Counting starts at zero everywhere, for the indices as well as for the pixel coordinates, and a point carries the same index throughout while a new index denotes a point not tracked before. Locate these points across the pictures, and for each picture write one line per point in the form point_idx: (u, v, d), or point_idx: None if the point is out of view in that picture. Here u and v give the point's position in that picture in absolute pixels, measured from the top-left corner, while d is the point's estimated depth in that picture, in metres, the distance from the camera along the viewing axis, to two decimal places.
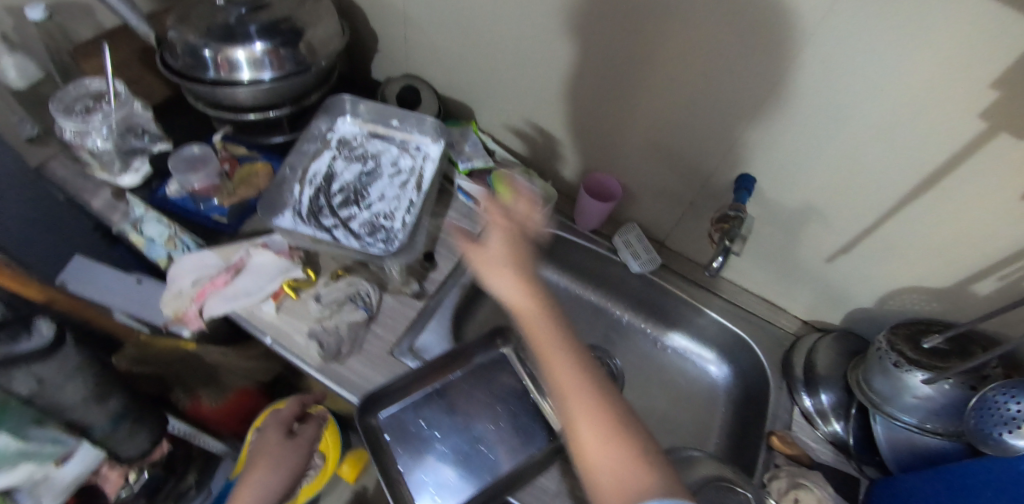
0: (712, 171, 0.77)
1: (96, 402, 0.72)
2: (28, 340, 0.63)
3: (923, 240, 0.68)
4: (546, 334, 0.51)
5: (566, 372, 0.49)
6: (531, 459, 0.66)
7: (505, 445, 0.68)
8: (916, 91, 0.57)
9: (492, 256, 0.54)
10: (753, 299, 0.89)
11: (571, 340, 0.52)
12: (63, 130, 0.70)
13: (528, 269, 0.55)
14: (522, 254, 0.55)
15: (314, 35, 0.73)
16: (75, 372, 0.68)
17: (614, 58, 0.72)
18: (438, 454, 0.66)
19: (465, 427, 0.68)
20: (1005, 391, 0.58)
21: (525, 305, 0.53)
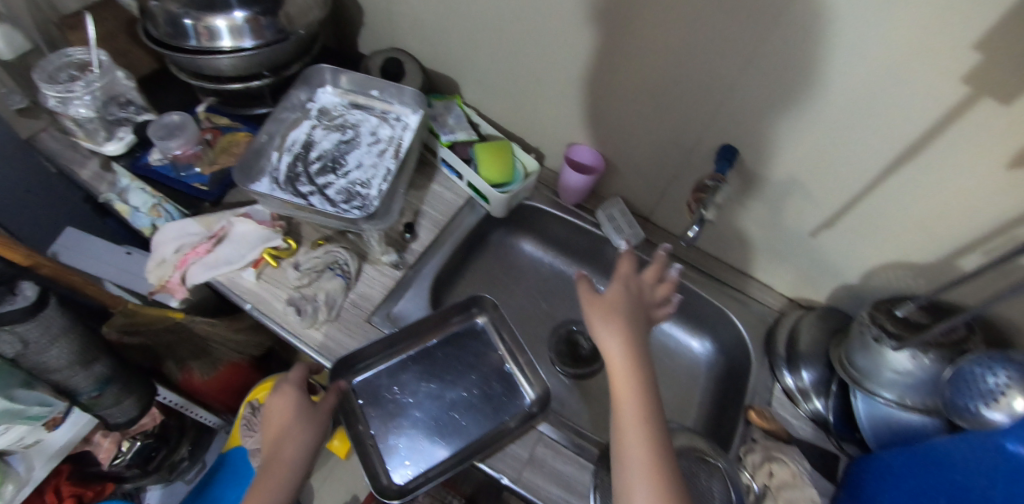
0: (694, 144, 0.76)
1: (83, 366, 0.74)
2: (12, 300, 0.65)
3: (906, 213, 0.67)
4: (635, 406, 0.50)
5: (637, 448, 0.48)
6: (502, 427, 0.69)
7: (477, 411, 0.69)
8: (900, 55, 0.55)
9: (601, 308, 0.55)
10: (737, 275, 0.88)
11: (655, 421, 0.49)
12: (46, 98, 0.72)
13: (638, 331, 0.55)
14: (628, 314, 0.55)
15: (293, 5, 0.73)
16: (60, 335, 0.69)
17: (594, 28, 0.71)
18: (410, 419, 0.68)
19: (438, 392, 0.70)
20: (981, 364, 0.57)
21: (621, 364, 0.52)
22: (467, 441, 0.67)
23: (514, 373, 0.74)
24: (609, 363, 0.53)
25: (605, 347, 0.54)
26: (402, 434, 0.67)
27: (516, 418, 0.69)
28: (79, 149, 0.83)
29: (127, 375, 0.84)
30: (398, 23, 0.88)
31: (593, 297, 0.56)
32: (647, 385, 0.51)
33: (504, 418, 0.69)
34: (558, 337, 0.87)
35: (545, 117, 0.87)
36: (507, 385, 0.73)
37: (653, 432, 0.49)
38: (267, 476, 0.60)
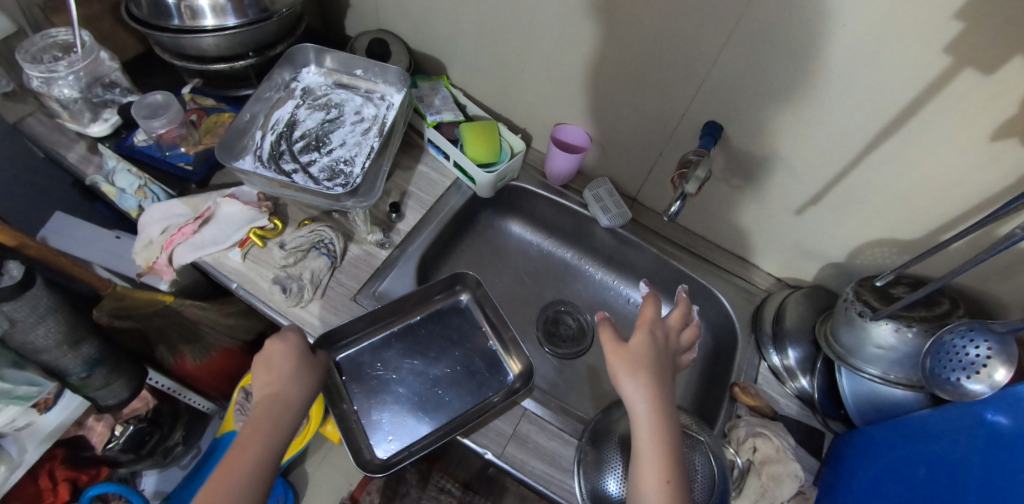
0: (679, 122, 0.76)
1: (71, 347, 0.75)
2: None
3: (891, 189, 0.67)
4: (660, 471, 0.51)
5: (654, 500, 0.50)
6: (484, 402, 0.70)
7: (460, 387, 0.70)
8: (883, 25, 0.54)
9: (627, 361, 0.55)
10: (725, 256, 0.88)
11: (678, 483, 0.50)
12: (30, 78, 0.73)
13: (662, 382, 0.55)
14: (654, 367, 0.56)
15: None
16: (47, 314, 0.70)
17: (575, 6, 0.70)
18: (394, 395, 0.69)
19: (419, 369, 0.71)
20: (963, 335, 0.56)
21: (647, 421, 0.53)
22: (449, 417, 0.68)
23: (497, 349, 0.75)
24: (633, 415, 0.54)
25: (630, 400, 0.54)
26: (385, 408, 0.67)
27: (498, 395, 0.70)
28: (67, 134, 0.83)
29: (115, 357, 0.84)
30: (383, 4, 0.88)
31: (618, 350, 0.56)
32: (673, 445, 0.52)
33: (487, 394, 0.71)
34: (546, 319, 0.88)
35: (531, 97, 0.86)
36: (490, 361, 0.74)
37: (672, 486, 0.50)
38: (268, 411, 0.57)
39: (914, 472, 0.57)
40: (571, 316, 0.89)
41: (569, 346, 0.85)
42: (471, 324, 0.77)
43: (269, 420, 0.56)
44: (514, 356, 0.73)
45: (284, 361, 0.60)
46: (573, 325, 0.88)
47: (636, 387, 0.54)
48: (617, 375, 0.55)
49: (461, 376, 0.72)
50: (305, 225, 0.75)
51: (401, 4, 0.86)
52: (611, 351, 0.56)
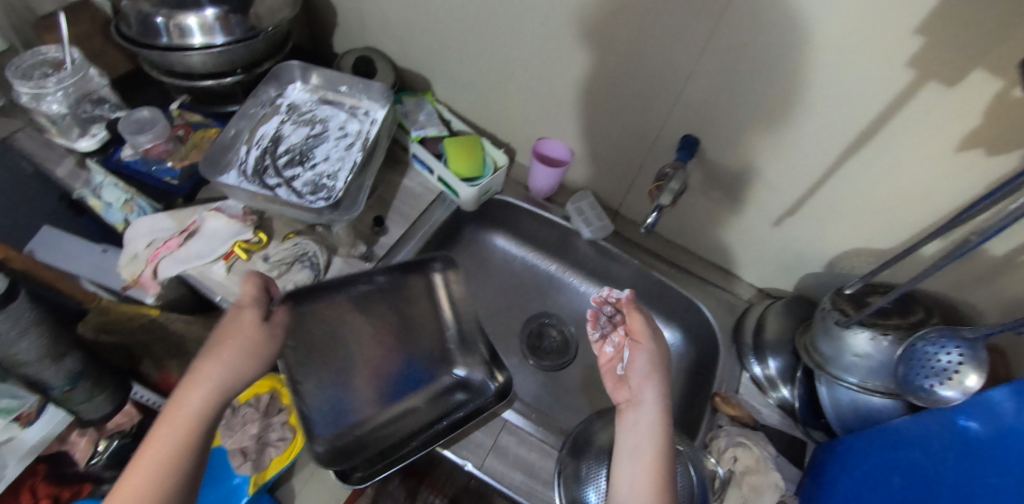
0: (657, 136, 0.77)
1: (54, 361, 0.75)
2: None
3: (863, 199, 0.68)
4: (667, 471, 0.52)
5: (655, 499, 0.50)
6: (406, 406, 0.76)
7: (411, 377, 0.78)
8: (846, 41, 0.56)
9: (658, 369, 0.59)
10: (706, 267, 0.89)
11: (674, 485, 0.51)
12: (20, 95, 0.75)
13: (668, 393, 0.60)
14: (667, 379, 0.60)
15: (261, 6, 0.76)
16: (31, 327, 0.70)
17: (553, 23, 0.72)
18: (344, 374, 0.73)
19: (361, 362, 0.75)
20: (935, 342, 0.56)
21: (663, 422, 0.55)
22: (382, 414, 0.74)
23: None
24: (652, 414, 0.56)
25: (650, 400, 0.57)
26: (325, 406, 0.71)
27: (426, 396, 0.77)
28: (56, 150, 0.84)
29: (98, 371, 0.83)
30: (370, 22, 0.90)
31: (646, 352, 0.60)
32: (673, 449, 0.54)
33: (408, 397, 0.77)
34: (530, 331, 0.88)
35: (514, 113, 0.88)
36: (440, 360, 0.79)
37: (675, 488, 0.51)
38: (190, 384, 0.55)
39: (888, 480, 0.58)
40: (555, 328, 0.89)
41: (553, 358, 0.86)
42: (427, 316, 0.79)
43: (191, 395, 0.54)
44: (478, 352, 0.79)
45: (227, 336, 0.57)
46: (557, 337, 0.88)
47: (655, 387, 0.58)
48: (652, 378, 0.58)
49: (400, 374, 0.77)
50: (289, 238, 0.76)
51: (387, 23, 0.89)
52: (641, 353, 0.59)
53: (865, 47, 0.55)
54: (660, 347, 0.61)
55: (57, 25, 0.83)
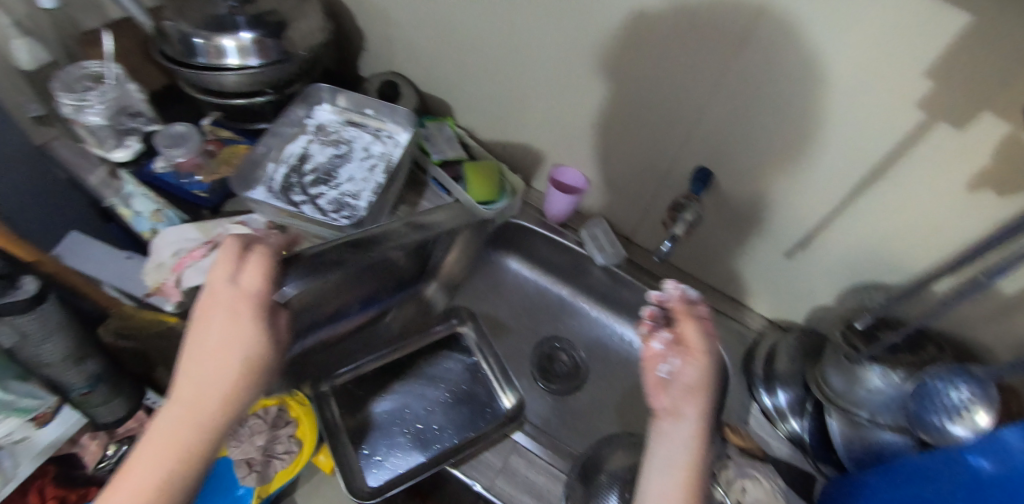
0: (672, 165, 0.79)
1: (74, 364, 0.76)
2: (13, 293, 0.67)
3: (874, 234, 0.69)
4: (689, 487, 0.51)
5: None
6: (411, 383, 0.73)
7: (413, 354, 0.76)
8: (856, 80, 0.58)
9: (703, 387, 0.58)
10: (716, 297, 0.90)
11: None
12: (62, 106, 0.78)
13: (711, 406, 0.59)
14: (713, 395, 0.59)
15: (295, 31, 0.80)
16: (57, 329, 0.72)
17: (572, 53, 0.75)
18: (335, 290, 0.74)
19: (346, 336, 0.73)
20: (947, 380, 0.57)
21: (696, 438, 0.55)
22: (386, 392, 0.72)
23: (490, 370, 0.76)
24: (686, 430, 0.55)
25: (684, 418, 0.56)
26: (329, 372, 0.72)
27: (406, 350, 0.76)
28: (91, 159, 0.88)
29: (116, 376, 0.85)
30: (397, 48, 0.94)
31: (694, 367, 0.59)
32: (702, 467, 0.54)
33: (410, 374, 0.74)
34: (540, 355, 0.89)
35: (532, 138, 0.91)
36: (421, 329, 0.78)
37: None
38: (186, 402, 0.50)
39: None
40: (565, 353, 0.90)
41: (563, 383, 0.86)
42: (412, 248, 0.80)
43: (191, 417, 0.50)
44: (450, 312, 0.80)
45: (231, 357, 0.51)
46: (567, 362, 0.89)
47: (696, 406, 0.56)
48: (695, 396, 0.56)
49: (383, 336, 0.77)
50: None
51: (413, 50, 0.93)
52: (693, 365, 0.58)
53: (874, 86, 0.57)
54: (708, 362, 0.60)
55: (101, 42, 0.88)
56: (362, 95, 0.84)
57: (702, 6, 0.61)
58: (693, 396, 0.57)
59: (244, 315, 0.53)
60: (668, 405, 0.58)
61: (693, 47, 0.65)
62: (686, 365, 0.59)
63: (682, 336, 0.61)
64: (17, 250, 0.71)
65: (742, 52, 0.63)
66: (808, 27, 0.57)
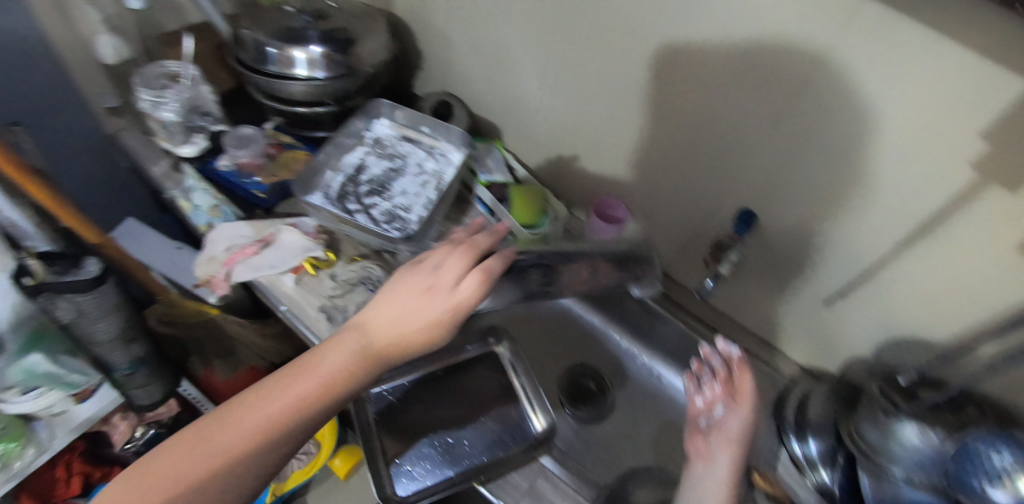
0: (716, 204, 0.80)
1: (122, 345, 0.80)
2: (75, 273, 0.71)
3: (918, 290, 0.68)
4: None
5: None
6: (453, 391, 0.76)
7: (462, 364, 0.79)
8: (907, 136, 0.59)
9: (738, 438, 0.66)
10: (751, 338, 0.90)
11: None
12: (141, 101, 0.84)
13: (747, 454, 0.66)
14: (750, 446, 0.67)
15: (362, 47, 0.84)
16: (111, 310, 0.75)
17: (625, 87, 0.78)
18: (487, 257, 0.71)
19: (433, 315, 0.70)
20: (991, 444, 0.56)
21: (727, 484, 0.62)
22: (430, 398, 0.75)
23: (524, 392, 0.76)
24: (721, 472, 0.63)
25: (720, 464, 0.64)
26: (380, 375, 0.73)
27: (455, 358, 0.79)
28: (157, 151, 0.93)
29: (157, 362, 0.88)
30: (455, 69, 0.99)
31: (738, 418, 0.67)
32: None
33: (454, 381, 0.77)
34: (569, 381, 0.90)
35: (578, 166, 0.93)
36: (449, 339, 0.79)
37: None
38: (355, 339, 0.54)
39: None
40: (594, 381, 0.90)
41: (588, 409, 0.86)
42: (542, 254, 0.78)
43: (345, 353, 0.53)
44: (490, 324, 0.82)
45: (410, 324, 0.54)
46: (594, 390, 0.89)
47: (728, 455, 0.64)
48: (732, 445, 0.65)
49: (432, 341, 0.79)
50: (356, 261, 0.81)
51: (470, 74, 0.97)
52: (735, 418, 0.67)
53: (926, 144, 0.58)
54: (753, 414, 0.68)
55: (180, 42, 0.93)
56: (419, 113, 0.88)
57: (759, 50, 0.64)
58: (731, 441, 0.66)
59: (441, 305, 0.54)
60: (702, 450, 0.66)
61: (746, 91, 0.67)
62: (731, 413, 0.68)
63: (734, 387, 0.70)
64: (85, 231, 0.77)
65: (794, 98, 0.64)
66: (860, 80, 0.59)
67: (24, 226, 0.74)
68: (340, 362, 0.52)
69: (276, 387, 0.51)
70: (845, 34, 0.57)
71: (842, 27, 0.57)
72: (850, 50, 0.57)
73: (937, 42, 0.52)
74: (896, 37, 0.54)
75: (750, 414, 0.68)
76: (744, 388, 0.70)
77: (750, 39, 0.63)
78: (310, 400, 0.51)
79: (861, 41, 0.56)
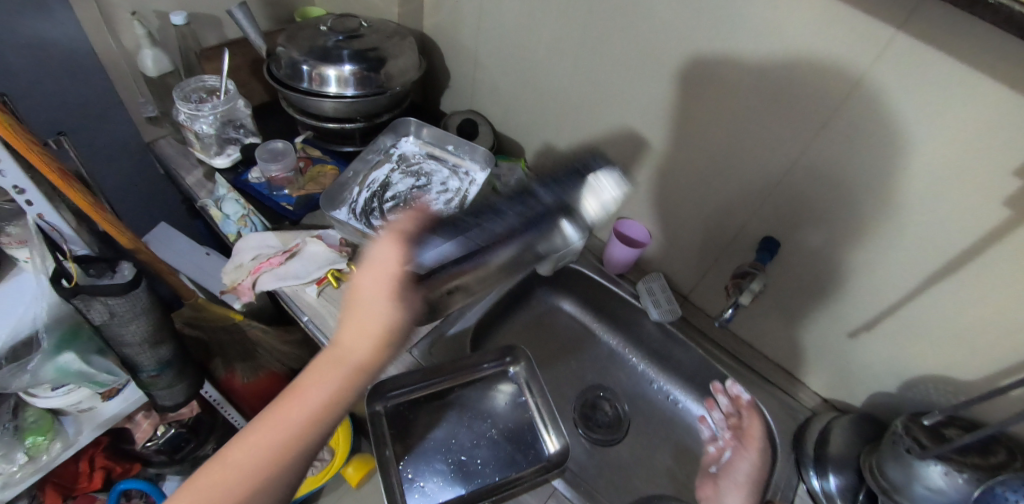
0: (738, 230, 0.80)
1: (150, 347, 0.82)
2: (110, 277, 0.75)
3: (946, 326, 0.66)
4: None
5: None
6: (468, 408, 0.76)
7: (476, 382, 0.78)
8: (940, 168, 0.58)
9: (749, 484, 0.73)
10: (771, 367, 0.88)
11: None
12: (179, 113, 0.87)
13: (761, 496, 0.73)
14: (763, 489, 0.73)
15: (393, 66, 0.87)
16: (142, 313, 0.78)
17: (652, 109, 0.79)
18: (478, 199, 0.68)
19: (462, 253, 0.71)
20: (1015, 488, 0.57)
21: None
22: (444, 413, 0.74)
23: (538, 412, 0.76)
24: None
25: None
26: (390, 389, 0.72)
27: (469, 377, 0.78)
28: (192, 159, 0.96)
29: (182, 365, 0.90)
30: (481, 89, 1.01)
31: (747, 460, 0.76)
32: None
33: (467, 397, 0.77)
34: (584, 403, 0.89)
35: None
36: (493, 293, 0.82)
37: None
38: (327, 362, 0.53)
39: None
40: (610, 403, 0.90)
41: (603, 432, 0.86)
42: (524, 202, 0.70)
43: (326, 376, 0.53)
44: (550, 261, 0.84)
45: (369, 329, 0.53)
46: (609, 413, 0.88)
47: (740, 497, 0.71)
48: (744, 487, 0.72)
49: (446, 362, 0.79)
50: None
51: (496, 92, 0.98)
52: (745, 460, 0.75)
53: (962, 179, 0.57)
54: (758, 458, 0.75)
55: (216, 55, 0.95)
56: (445, 131, 0.90)
57: (787, 78, 0.64)
58: (740, 485, 0.71)
59: (379, 295, 0.53)
60: (712, 493, 0.74)
61: (773, 118, 0.67)
62: (740, 457, 0.76)
63: (743, 432, 0.78)
64: (121, 238, 0.79)
65: (823, 129, 0.64)
66: (891, 112, 0.58)
67: (64, 230, 0.74)
68: (321, 380, 0.52)
69: (272, 416, 0.52)
70: (875, 66, 0.57)
71: (877, 58, 0.56)
72: (884, 79, 0.57)
73: (969, 75, 0.52)
74: (928, 69, 0.54)
75: (756, 453, 0.75)
76: (750, 430, 0.77)
77: (782, 63, 0.63)
78: (309, 422, 0.52)
79: (895, 70, 0.56)
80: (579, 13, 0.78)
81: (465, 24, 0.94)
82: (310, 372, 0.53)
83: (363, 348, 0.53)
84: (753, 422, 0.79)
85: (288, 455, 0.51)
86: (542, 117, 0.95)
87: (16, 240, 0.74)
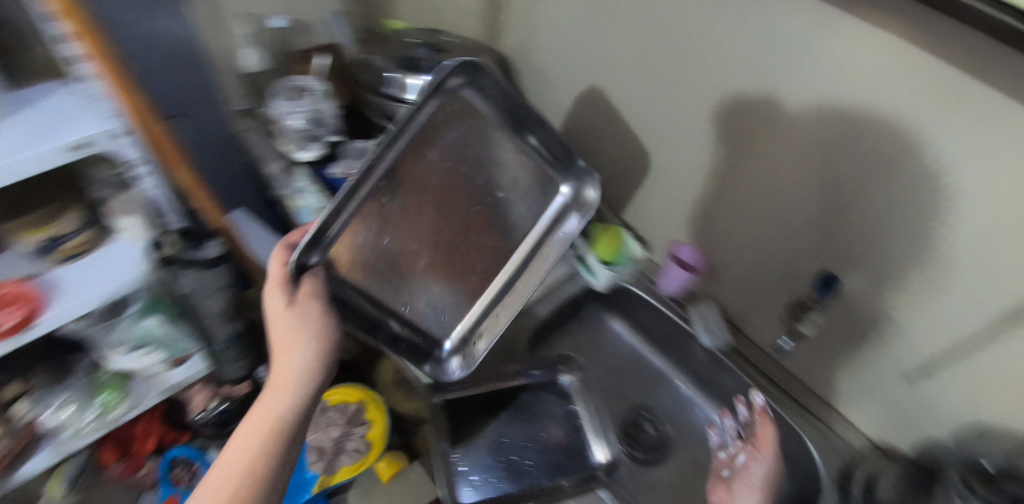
0: (796, 264, 0.80)
1: (223, 319, 0.88)
2: (197, 252, 0.79)
3: (1011, 380, 0.63)
4: None
5: None
6: (522, 407, 0.81)
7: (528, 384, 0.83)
8: (1003, 223, 0.55)
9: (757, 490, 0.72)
10: (820, 405, 0.88)
11: None
12: (278, 105, 0.95)
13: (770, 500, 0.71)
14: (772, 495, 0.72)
15: (471, 80, 0.91)
16: (221, 287, 0.83)
17: (710, 137, 0.79)
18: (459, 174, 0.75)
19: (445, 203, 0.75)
20: None
21: None
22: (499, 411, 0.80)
23: (587, 421, 0.81)
24: None
25: None
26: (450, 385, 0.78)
27: (521, 380, 0.83)
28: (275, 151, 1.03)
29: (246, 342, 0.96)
30: (552, 108, 1.05)
31: (760, 464, 0.74)
32: None
33: (520, 397, 0.81)
34: (625, 423, 0.90)
35: (660, 209, 0.95)
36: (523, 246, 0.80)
37: None
38: (273, 386, 0.62)
39: None
40: (652, 424, 0.91)
41: (643, 451, 0.87)
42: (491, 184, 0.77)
43: (274, 396, 0.61)
44: (559, 209, 0.81)
45: (291, 341, 0.63)
46: (651, 433, 0.90)
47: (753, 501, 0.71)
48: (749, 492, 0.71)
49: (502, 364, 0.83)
50: None
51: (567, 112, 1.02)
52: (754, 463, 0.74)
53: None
54: (775, 463, 0.74)
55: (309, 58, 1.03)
56: None
57: (846, 117, 0.63)
58: (750, 488, 0.72)
59: (274, 314, 0.63)
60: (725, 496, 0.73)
61: (834, 151, 0.66)
62: (754, 461, 0.74)
63: (755, 437, 0.76)
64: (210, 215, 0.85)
65: (880, 170, 0.63)
66: (953, 161, 0.56)
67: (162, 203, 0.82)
68: (270, 395, 0.61)
69: (235, 447, 0.58)
70: (936, 115, 0.55)
71: (939, 106, 0.54)
72: (950, 131, 0.54)
73: None
74: (1000, 124, 0.51)
75: (772, 458, 0.74)
76: (764, 436, 0.76)
77: (820, 112, 0.65)
78: (269, 429, 0.59)
79: (962, 122, 0.53)
80: (646, 48, 0.80)
81: (542, 44, 0.99)
82: (260, 401, 0.61)
83: (290, 359, 0.62)
84: (763, 428, 0.76)
85: (267, 461, 0.57)
86: (609, 139, 0.98)
87: (121, 208, 0.80)
